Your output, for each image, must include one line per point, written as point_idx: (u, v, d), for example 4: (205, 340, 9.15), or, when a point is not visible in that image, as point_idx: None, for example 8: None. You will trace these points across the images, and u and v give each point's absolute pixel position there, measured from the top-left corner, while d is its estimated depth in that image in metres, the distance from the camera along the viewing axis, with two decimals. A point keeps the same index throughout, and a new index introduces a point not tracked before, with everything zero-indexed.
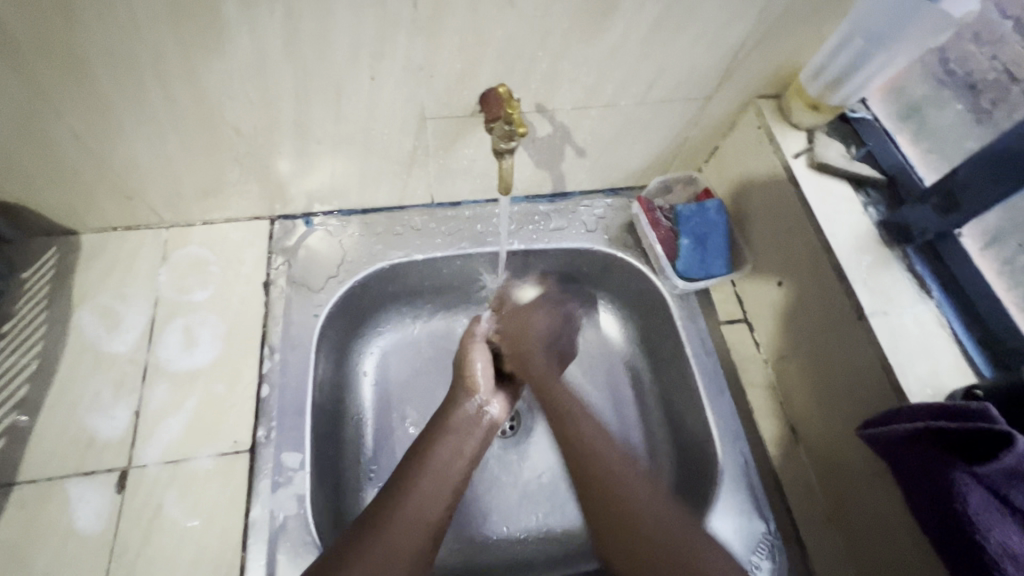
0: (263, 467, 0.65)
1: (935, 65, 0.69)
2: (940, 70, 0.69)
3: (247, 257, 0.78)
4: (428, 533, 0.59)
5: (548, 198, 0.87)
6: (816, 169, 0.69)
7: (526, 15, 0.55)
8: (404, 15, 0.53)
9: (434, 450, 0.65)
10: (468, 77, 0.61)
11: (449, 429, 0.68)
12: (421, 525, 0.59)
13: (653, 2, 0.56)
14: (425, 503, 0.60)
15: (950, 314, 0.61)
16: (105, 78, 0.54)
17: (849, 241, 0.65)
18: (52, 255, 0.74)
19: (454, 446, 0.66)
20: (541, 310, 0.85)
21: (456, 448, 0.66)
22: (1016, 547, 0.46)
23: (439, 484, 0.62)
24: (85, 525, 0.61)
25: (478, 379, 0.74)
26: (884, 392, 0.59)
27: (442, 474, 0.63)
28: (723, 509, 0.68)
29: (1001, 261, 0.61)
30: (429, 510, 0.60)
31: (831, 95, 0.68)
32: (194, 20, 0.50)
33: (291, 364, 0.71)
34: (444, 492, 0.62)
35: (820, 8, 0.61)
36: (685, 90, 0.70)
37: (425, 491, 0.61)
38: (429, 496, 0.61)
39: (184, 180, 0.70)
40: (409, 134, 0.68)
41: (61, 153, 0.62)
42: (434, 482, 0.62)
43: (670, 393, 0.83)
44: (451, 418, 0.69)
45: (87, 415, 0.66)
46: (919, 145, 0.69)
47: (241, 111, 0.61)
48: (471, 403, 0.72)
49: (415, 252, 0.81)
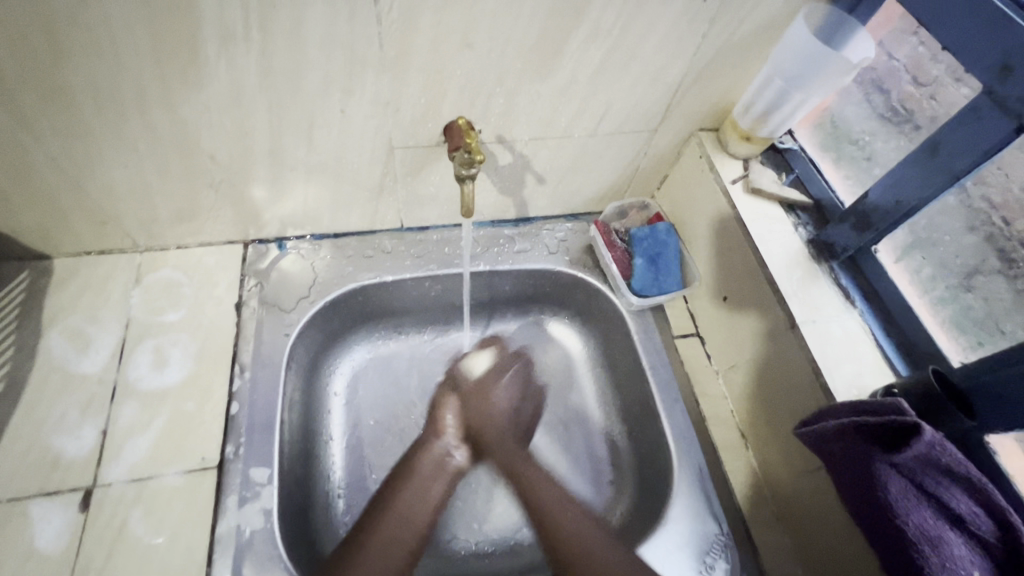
0: (230, 483, 0.66)
1: (879, 103, 0.74)
2: (882, 108, 0.74)
3: (220, 279, 0.80)
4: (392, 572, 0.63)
5: (512, 222, 0.92)
6: (751, 194, 0.77)
7: (483, 55, 0.62)
8: (371, 54, 0.58)
9: (399, 496, 0.70)
10: (432, 109, 0.67)
11: (416, 473, 0.73)
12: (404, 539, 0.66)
13: (596, 45, 0.63)
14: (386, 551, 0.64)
15: (873, 322, 0.68)
16: (89, 110, 0.58)
17: (782, 258, 0.71)
18: (23, 279, 0.76)
19: (416, 495, 0.70)
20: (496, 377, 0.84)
21: (418, 499, 0.70)
22: (931, 528, 0.51)
23: (403, 530, 0.67)
24: (47, 545, 0.60)
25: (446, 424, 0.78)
26: (816, 393, 0.64)
27: (404, 522, 0.67)
28: (678, 513, 0.72)
29: (911, 271, 0.68)
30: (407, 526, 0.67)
31: (761, 128, 0.76)
32: (176, 56, 0.54)
33: (261, 382, 0.73)
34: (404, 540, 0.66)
35: (745, 52, 0.69)
36: (633, 124, 0.77)
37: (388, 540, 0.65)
38: (396, 536, 0.66)
39: (161, 205, 0.73)
40: (378, 162, 0.73)
41: (39, 178, 0.65)
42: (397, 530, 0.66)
43: (630, 405, 0.87)
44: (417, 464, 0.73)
45: (52, 435, 0.67)
46: (840, 170, 0.77)
47: (217, 140, 0.65)
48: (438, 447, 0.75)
49: (385, 274, 0.84)
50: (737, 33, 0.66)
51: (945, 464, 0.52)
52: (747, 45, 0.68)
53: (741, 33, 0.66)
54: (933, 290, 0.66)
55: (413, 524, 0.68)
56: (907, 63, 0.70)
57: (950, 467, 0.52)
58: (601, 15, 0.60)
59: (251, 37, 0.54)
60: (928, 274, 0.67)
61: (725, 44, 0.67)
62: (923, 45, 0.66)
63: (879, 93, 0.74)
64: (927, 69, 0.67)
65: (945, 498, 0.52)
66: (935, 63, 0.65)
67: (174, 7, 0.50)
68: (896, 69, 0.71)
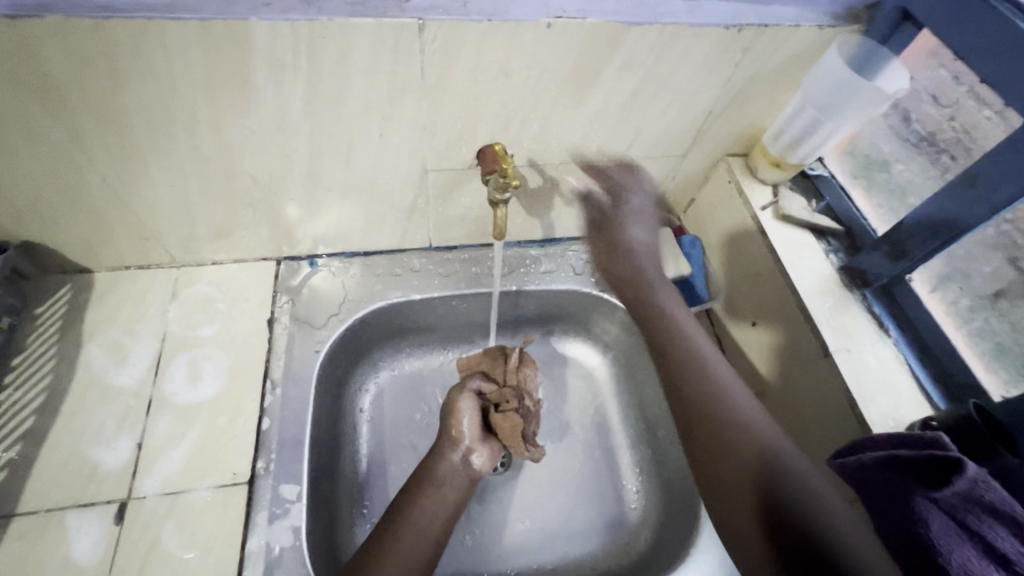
0: (261, 499, 0.66)
1: (897, 125, 0.76)
2: (904, 131, 0.75)
3: (253, 295, 0.82)
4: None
5: (539, 243, 0.93)
6: (781, 220, 0.77)
7: (518, 84, 0.63)
8: (411, 83, 0.60)
9: (425, 494, 0.68)
10: (466, 134, 0.69)
11: (434, 478, 0.70)
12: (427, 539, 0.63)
13: (629, 75, 0.64)
14: (407, 558, 0.61)
15: (908, 352, 0.67)
16: (142, 133, 0.60)
17: (813, 285, 0.71)
18: (66, 292, 0.78)
19: (438, 498, 0.68)
20: (626, 223, 0.79)
21: (437, 504, 0.67)
22: (976, 567, 0.48)
23: (424, 532, 0.64)
24: (82, 556, 0.61)
25: (464, 429, 0.75)
26: (851, 423, 0.64)
27: (424, 529, 0.64)
28: (706, 542, 0.71)
29: (947, 302, 0.67)
30: (432, 523, 0.65)
31: (792, 154, 0.76)
32: (226, 83, 0.56)
33: (292, 398, 0.74)
34: (424, 546, 0.63)
35: (776, 81, 0.70)
36: (661, 149, 0.78)
37: (412, 548, 0.62)
38: (421, 533, 0.64)
39: (200, 223, 0.75)
40: (411, 184, 0.75)
41: (88, 197, 0.67)
42: (416, 538, 0.63)
43: (655, 427, 0.86)
44: (436, 468, 0.71)
45: (90, 446, 0.68)
46: (871, 198, 0.77)
47: (260, 161, 0.67)
48: (456, 453, 0.73)
49: (413, 292, 0.85)
50: (768, 63, 0.67)
51: (989, 502, 0.51)
52: (777, 74, 0.69)
53: (772, 64, 0.67)
54: (971, 321, 0.66)
55: (431, 530, 0.65)
56: (928, 85, 0.71)
57: (994, 505, 0.50)
58: (636, 46, 0.61)
59: (300, 66, 0.56)
60: (966, 304, 0.66)
61: (757, 73, 0.68)
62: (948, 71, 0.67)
63: (899, 116, 0.76)
64: (949, 91, 0.68)
65: (990, 537, 0.49)
66: (958, 84, 0.67)
67: (231, 38, 0.52)
68: (917, 93, 0.72)
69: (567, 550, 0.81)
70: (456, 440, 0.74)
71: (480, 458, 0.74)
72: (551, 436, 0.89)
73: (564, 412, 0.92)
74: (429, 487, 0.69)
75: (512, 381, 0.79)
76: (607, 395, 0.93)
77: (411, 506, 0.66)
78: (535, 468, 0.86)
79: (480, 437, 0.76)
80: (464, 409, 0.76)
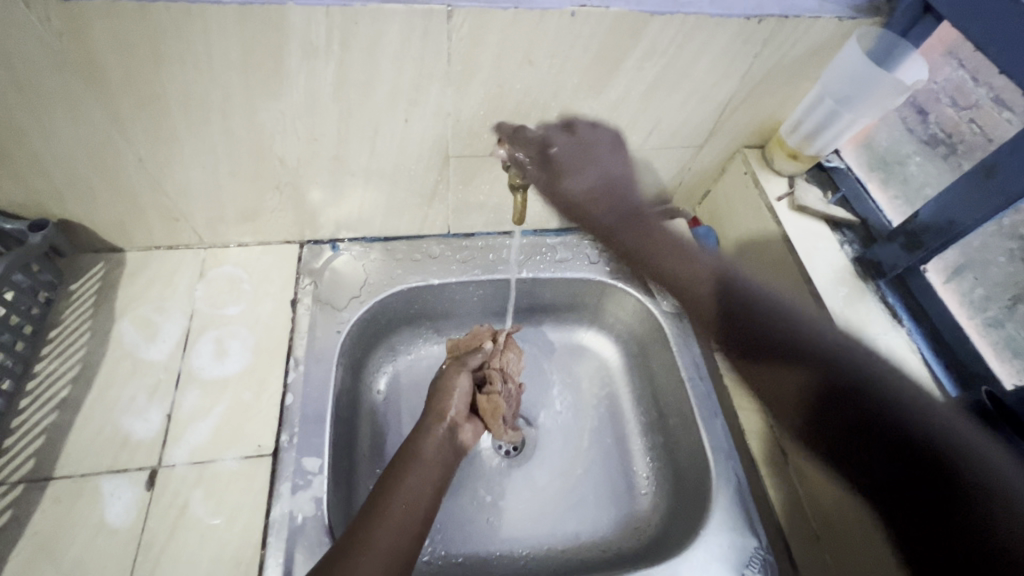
0: (283, 471, 0.69)
1: (914, 123, 0.77)
2: (920, 130, 0.76)
3: (277, 277, 0.85)
4: (401, 556, 0.58)
5: (554, 232, 0.95)
6: (797, 211, 0.78)
7: (542, 72, 0.65)
8: (438, 69, 0.62)
9: (410, 471, 0.66)
10: (488, 121, 0.70)
11: (419, 455, 0.68)
12: (412, 523, 0.61)
13: (650, 64, 0.66)
14: (397, 534, 0.60)
15: (921, 342, 0.68)
16: (178, 114, 0.62)
17: (827, 275, 0.72)
18: (99, 270, 0.81)
19: (423, 475, 0.66)
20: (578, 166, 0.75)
21: (422, 482, 0.66)
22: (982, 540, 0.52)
23: (411, 511, 0.62)
24: (115, 519, 0.64)
25: (451, 403, 0.75)
26: None
27: (411, 508, 0.63)
28: (716, 525, 0.73)
29: (961, 293, 0.68)
30: (421, 498, 0.64)
31: (808, 146, 0.77)
32: (261, 66, 0.58)
33: (314, 376, 0.76)
34: (411, 527, 0.61)
35: (794, 73, 0.71)
36: (679, 139, 0.79)
37: (398, 528, 0.60)
38: (409, 510, 0.62)
39: (228, 204, 0.78)
40: (433, 170, 0.77)
41: (125, 176, 0.70)
42: (403, 515, 0.61)
43: (667, 414, 0.88)
44: (419, 447, 0.69)
45: (122, 417, 0.71)
46: (888, 190, 0.78)
47: (289, 145, 0.69)
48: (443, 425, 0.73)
49: (431, 277, 0.87)
50: (787, 55, 0.68)
51: None
52: (797, 66, 0.70)
53: (792, 55, 0.68)
54: (985, 311, 0.66)
55: (418, 508, 0.63)
56: (945, 86, 0.72)
57: None
58: (657, 35, 0.62)
59: (333, 50, 0.58)
60: (980, 295, 0.67)
61: (775, 65, 0.69)
62: (967, 70, 0.68)
63: (916, 114, 0.77)
64: (967, 93, 0.69)
65: None
66: (976, 86, 0.68)
67: (268, 21, 0.54)
68: (934, 93, 0.74)
69: (578, 531, 0.82)
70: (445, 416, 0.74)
71: (466, 435, 0.75)
72: (563, 421, 0.91)
73: (575, 398, 0.94)
74: (414, 466, 0.67)
75: (497, 365, 0.82)
76: (618, 383, 0.95)
77: (397, 482, 0.64)
78: (546, 451, 0.89)
79: (467, 415, 0.77)
80: (457, 385, 0.77)
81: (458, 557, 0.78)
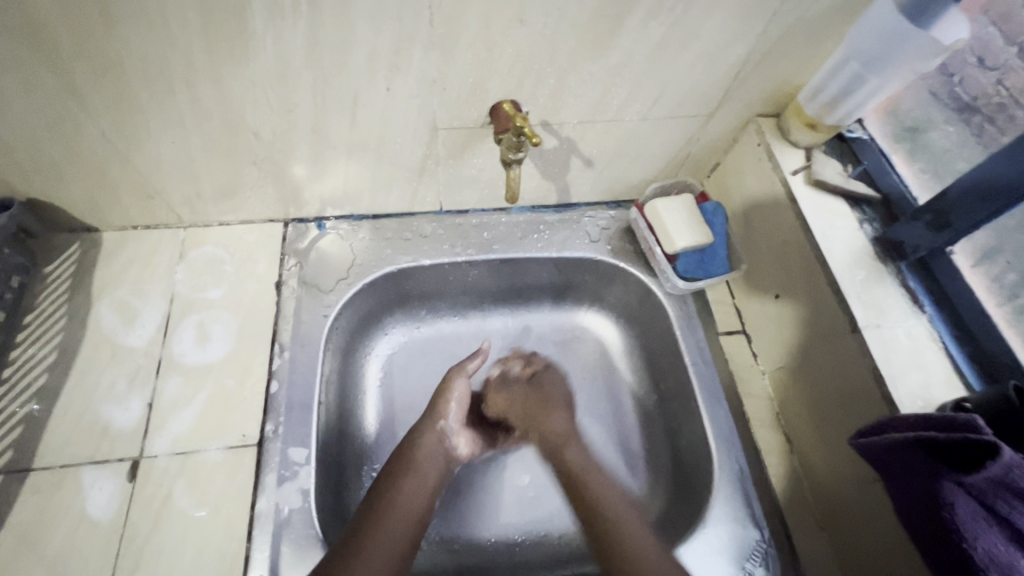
0: (269, 461, 0.67)
1: (935, 84, 0.72)
2: (940, 91, 0.72)
3: (261, 257, 0.81)
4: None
5: (553, 209, 0.90)
6: (814, 186, 0.72)
7: (534, 32, 0.58)
8: (419, 30, 0.56)
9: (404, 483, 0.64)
10: (478, 90, 0.65)
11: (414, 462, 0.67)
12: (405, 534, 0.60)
13: (656, 24, 0.59)
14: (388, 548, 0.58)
15: (942, 328, 0.64)
16: (138, 85, 0.57)
17: (844, 256, 0.67)
18: (75, 251, 0.77)
19: (419, 482, 0.65)
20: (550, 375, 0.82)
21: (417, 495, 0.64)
22: (1001, 554, 0.47)
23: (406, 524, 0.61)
24: (98, 511, 0.63)
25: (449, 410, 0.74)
26: (877, 402, 0.61)
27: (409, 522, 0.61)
28: (717, 517, 0.70)
29: (990, 277, 0.64)
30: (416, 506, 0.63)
31: (829, 114, 0.71)
32: (222, 29, 0.53)
33: (300, 361, 0.73)
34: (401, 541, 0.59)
35: (817, 31, 0.64)
36: (687, 107, 0.73)
37: (394, 540, 0.59)
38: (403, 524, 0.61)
39: (205, 181, 0.73)
40: (421, 143, 0.72)
41: (90, 152, 0.65)
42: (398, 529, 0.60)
43: (668, 399, 0.85)
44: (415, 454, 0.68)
45: (102, 405, 0.68)
46: (914, 164, 0.71)
47: (262, 117, 0.64)
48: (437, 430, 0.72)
49: (422, 257, 0.83)
50: (810, 11, 0.61)
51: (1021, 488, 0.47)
52: (819, 24, 0.63)
53: (815, 12, 0.61)
54: (1016, 297, 0.62)
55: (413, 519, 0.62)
56: (974, 44, 0.67)
57: None
58: None
59: (300, 10, 0.52)
60: (1012, 280, 0.62)
61: (796, 22, 0.62)
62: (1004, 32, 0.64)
63: (938, 75, 0.71)
64: (996, 52, 0.66)
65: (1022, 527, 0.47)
66: (1008, 45, 0.64)
67: None
68: (960, 52, 0.68)
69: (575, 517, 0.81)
70: (441, 425, 0.72)
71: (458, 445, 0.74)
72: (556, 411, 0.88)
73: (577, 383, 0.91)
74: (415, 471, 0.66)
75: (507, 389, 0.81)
76: (617, 364, 0.92)
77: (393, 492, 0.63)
78: None
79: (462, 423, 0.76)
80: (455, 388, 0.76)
81: (455, 544, 0.77)
